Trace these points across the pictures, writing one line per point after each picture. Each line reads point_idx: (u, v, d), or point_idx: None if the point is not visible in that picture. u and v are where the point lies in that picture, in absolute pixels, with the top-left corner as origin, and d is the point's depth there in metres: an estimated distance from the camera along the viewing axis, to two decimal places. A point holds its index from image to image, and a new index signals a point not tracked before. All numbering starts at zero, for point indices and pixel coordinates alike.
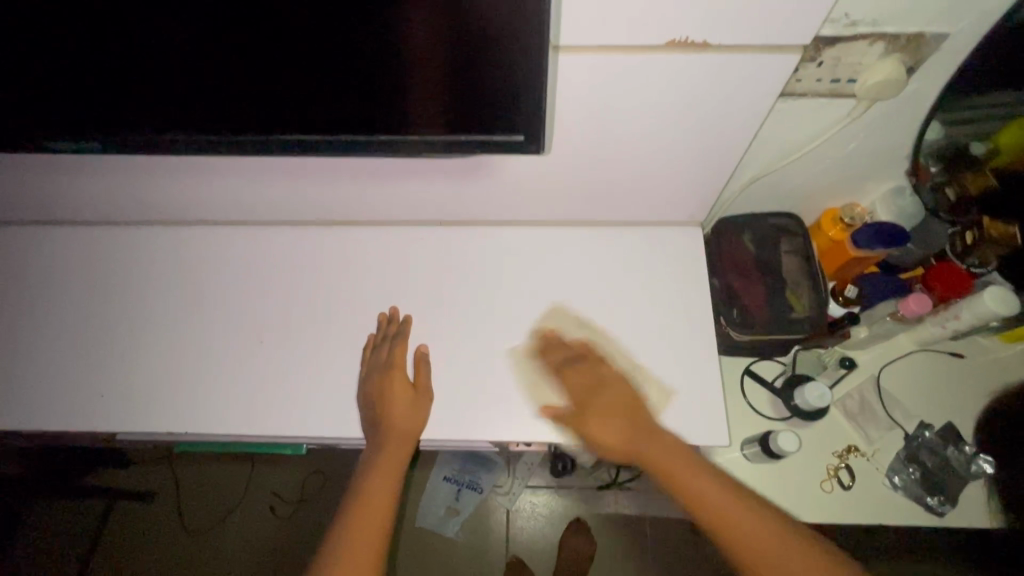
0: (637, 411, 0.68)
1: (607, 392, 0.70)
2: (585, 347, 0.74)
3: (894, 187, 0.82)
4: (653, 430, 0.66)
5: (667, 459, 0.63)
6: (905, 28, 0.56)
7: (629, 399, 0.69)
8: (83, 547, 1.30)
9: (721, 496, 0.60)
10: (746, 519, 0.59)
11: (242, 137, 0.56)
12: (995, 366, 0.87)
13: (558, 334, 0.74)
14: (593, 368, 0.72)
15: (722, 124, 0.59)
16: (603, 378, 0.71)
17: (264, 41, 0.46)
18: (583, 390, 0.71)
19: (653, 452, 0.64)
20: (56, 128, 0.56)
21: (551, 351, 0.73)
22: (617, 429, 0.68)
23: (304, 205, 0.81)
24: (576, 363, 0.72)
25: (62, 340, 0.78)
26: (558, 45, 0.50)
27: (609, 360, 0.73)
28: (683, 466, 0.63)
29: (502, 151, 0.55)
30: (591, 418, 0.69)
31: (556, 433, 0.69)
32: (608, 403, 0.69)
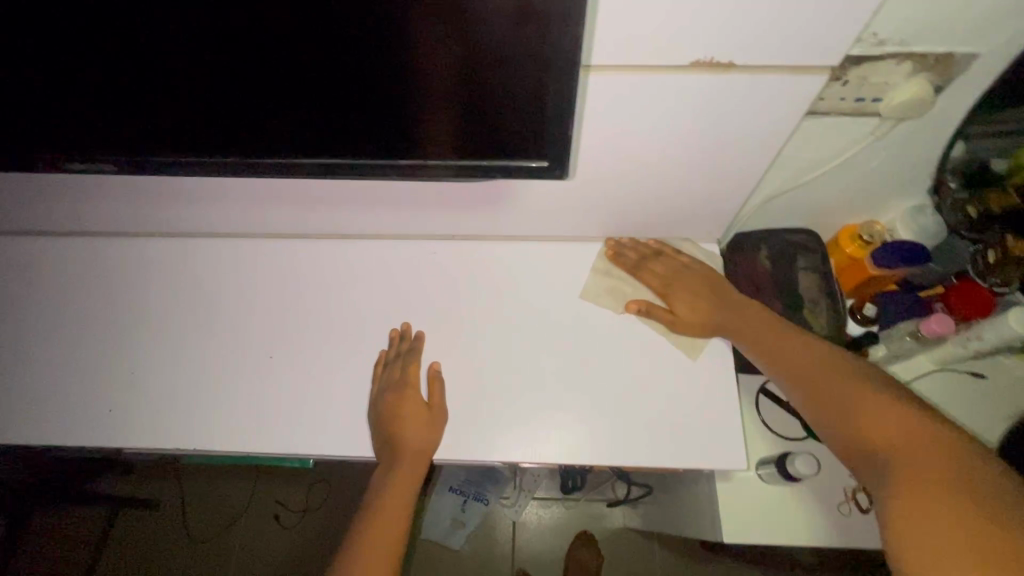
0: (716, 285, 0.74)
1: (688, 272, 0.76)
2: (660, 244, 0.79)
3: (915, 206, 0.82)
4: (735, 300, 0.72)
5: (745, 321, 0.70)
6: (933, 48, 0.55)
7: (711, 275, 0.75)
8: (88, 555, 1.30)
9: (788, 351, 0.66)
10: (807, 360, 0.64)
11: (256, 156, 0.55)
12: (1017, 387, 0.85)
13: (620, 242, 0.79)
14: (674, 257, 0.77)
15: (745, 144, 0.58)
16: (681, 265, 0.76)
17: (290, 63, 0.45)
18: (663, 279, 0.76)
19: (732, 316, 0.71)
20: (65, 144, 0.55)
21: (628, 256, 0.78)
22: (704, 300, 0.73)
23: (318, 221, 0.80)
24: (658, 259, 0.77)
25: (70, 352, 0.77)
26: (588, 65, 0.49)
27: (680, 253, 0.78)
28: (762, 327, 0.69)
29: (522, 171, 0.54)
30: (679, 298, 0.74)
31: (645, 323, 0.74)
32: (690, 281, 0.75)
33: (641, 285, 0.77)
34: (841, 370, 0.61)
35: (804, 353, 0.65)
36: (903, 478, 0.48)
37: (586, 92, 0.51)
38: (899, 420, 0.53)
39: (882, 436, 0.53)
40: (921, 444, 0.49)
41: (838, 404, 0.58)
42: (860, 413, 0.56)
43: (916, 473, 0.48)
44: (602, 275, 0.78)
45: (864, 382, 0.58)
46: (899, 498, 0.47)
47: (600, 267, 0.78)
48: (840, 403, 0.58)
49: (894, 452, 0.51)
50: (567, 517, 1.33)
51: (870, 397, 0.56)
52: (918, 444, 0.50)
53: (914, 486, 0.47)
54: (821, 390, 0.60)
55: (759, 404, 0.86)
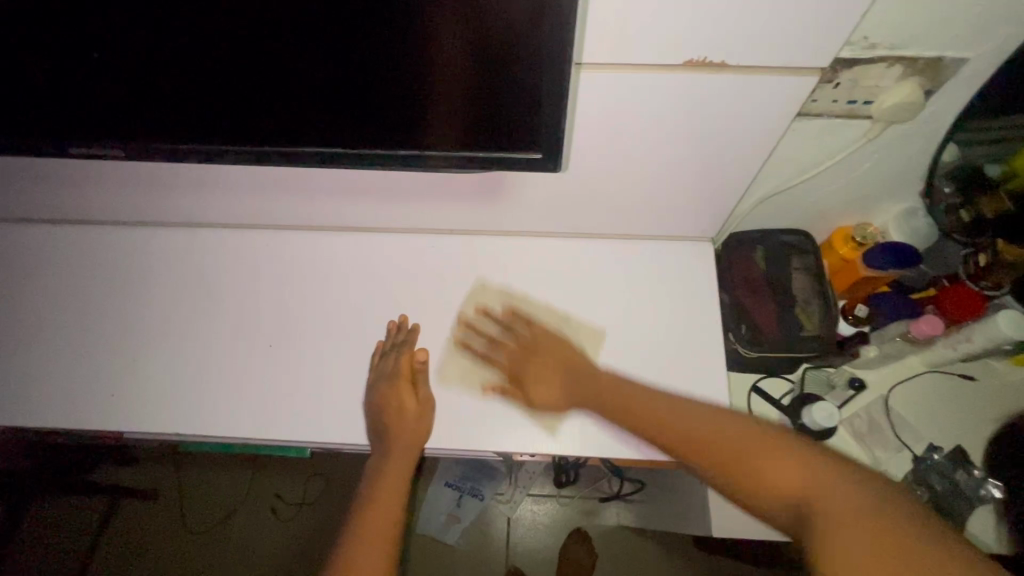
0: (568, 357, 0.72)
1: (537, 348, 0.73)
2: (510, 314, 0.77)
3: (908, 209, 0.83)
4: (585, 377, 0.69)
5: (609, 388, 0.65)
6: (923, 52, 0.56)
7: (561, 349, 0.72)
8: (86, 543, 1.31)
9: (676, 416, 0.56)
10: (691, 422, 0.54)
11: (260, 144, 0.56)
12: (1005, 389, 0.87)
13: (473, 312, 0.77)
14: (525, 330, 0.75)
15: (738, 143, 0.59)
16: (534, 338, 0.74)
17: (274, 50, 0.47)
18: (516, 358, 0.73)
19: (593, 388, 0.67)
20: (73, 133, 0.57)
21: (482, 329, 0.76)
22: (554, 381, 0.70)
23: (316, 213, 0.81)
24: (509, 337, 0.75)
25: (71, 339, 0.78)
26: (582, 62, 0.50)
27: (537, 322, 0.76)
28: (632, 395, 0.62)
29: (518, 167, 0.55)
30: (529, 377, 0.71)
31: (503, 404, 0.71)
32: (541, 359, 0.72)
33: (495, 358, 0.74)
34: (728, 425, 0.52)
35: (694, 412, 0.55)
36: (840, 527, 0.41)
37: (577, 90, 0.53)
38: (793, 467, 0.47)
39: (798, 493, 0.45)
40: (828, 495, 0.44)
41: (741, 464, 0.49)
42: (768, 466, 0.47)
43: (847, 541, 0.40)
44: (455, 353, 0.75)
45: (754, 436, 0.50)
46: (856, 561, 0.39)
47: (451, 343, 0.75)
48: (741, 463, 0.49)
49: (821, 508, 0.43)
50: (562, 515, 1.34)
51: (765, 446, 0.49)
52: (829, 493, 0.44)
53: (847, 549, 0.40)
54: (717, 452, 0.51)
55: (751, 403, 0.87)
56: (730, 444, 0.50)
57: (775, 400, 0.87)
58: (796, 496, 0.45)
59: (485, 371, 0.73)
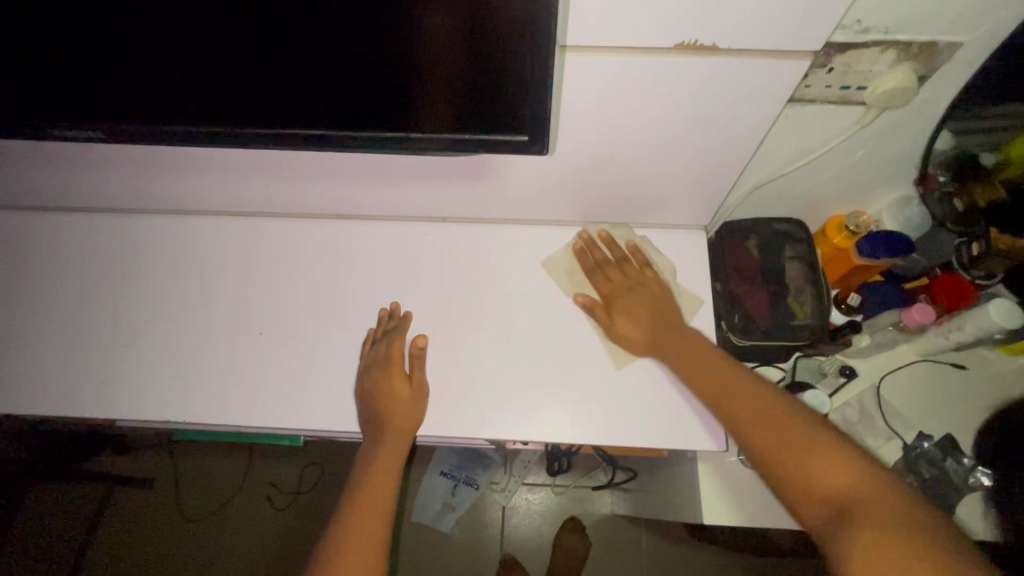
0: (665, 307, 0.73)
1: (643, 286, 0.75)
2: (631, 247, 0.79)
3: (901, 198, 0.84)
4: (674, 327, 0.71)
5: (684, 347, 0.68)
6: (916, 37, 0.55)
7: (659, 294, 0.74)
8: (82, 531, 1.32)
9: (726, 381, 0.63)
10: (754, 406, 0.60)
11: (243, 128, 0.56)
12: (996, 378, 0.88)
13: (594, 242, 0.80)
14: (635, 270, 0.77)
15: (730, 128, 0.59)
16: (638, 278, 0.76)
17: (257, 31, 0.46)
18: (617, 285, 0.76)
19: (675, 346, 0.69)
20: (54, 115, 0.56)
21: (601, 251, 0.79)
22: (646, 315, 0.73)
23: (307, 199, 0.80)
24: (618, 265, 0.77)
25: (62, 325, 0.78)
26: (566, 45, 0.49)
27: (649, 267, 0.77)
28: (706, 360, 0.66)
29: (506, 151, 0.55)
30: (621, 302, 0.74)
31: (587, 319, 0.75)
32: (642, 295, 0.74)
33: (593, 282, 0.77)
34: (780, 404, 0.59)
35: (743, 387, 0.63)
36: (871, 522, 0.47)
37: (563, 73, 0.52)
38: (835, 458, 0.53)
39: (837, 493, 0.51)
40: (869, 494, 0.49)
41: (790, 453, 0.55)
42: (809, 458, 0.54)
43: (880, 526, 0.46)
44: (575, 248, 0.79)
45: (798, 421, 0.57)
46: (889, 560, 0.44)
47: (569, 263, 0.79)
48: (791, 455, 0.54)
49: (856, 511, 0.49)
50: (556, 504, 1.34)
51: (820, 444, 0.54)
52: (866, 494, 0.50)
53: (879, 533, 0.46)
54: (772, 441, 0.56)
55: None
56: (777, 431, 0.57)
57: None
58: (832, 496, 0.51)
59: (587, 286, 0.77)
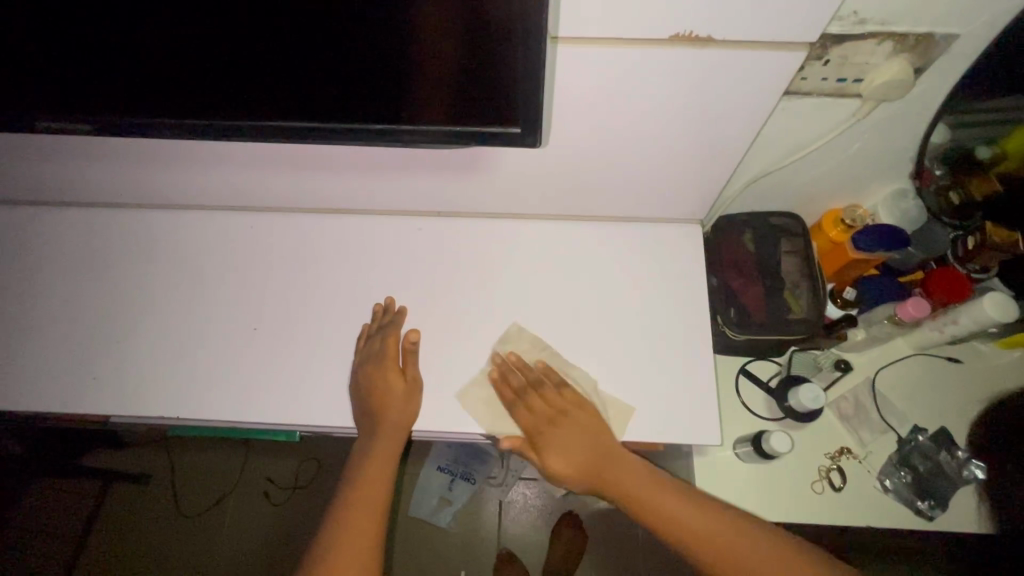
0: (596, 438, 0.69)
1: (568, 417, 0.70)
2: (545, 368, 0.71)
3: (896, 191, 0.83)
4: (603, 459, 0.69)
5: (624, 472, 0.69)
6: (913, 28, 0.55)
7: (586, 424, 0.69)
8: (78, 527, 1.31)
9: (670, 507, 0.67)
10: (691, 518, 0.66)
11: (235, 118, 0.55)
12: (991, 372, 0.88)
13: (502, 358, 0.72)
14: (555, 399, 0.70)
15: (725, 120, 0.58)
16: (562, 403, 0.70)
17: (247, 22, 0.45)
18: (539, 422, 0.70)
19: (618, 475, 0.69)
20: (42, 107, 0.55)
21: (515, 379, 0.71)
22: (578, 452, 0.70)
23: (301, 194, 0.80)
24: (538, 395, 0.70)
25: (53, 321, 0.77)
26: (558, 36, 0.49)
27: (568, 387, 0.71)
28: (642, 480, 0.69)
29: (498, 144, 0.54)
30: (550, 444, 0.69)
31: (520, 457, 0.71)
32: (569, 431, 0.69)
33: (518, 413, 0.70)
34: (722, 523, 0.66)
35: (685, 512, 0.67)
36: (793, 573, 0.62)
37: (555, 66, 0.52)
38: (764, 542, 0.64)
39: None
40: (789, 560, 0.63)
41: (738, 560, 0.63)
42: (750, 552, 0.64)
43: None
44: (490, 377, 0.70)
45: (734, 524, 0.66)
46: None
47: (489, 392, 0.71)
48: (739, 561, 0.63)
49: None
50: (553, 498, 1.35)
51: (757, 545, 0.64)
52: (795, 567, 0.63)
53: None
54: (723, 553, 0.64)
55: (738, 385, 0.88)
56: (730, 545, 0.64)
57: (761, 381, 0.88)
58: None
59: (507, 423, 0.70)
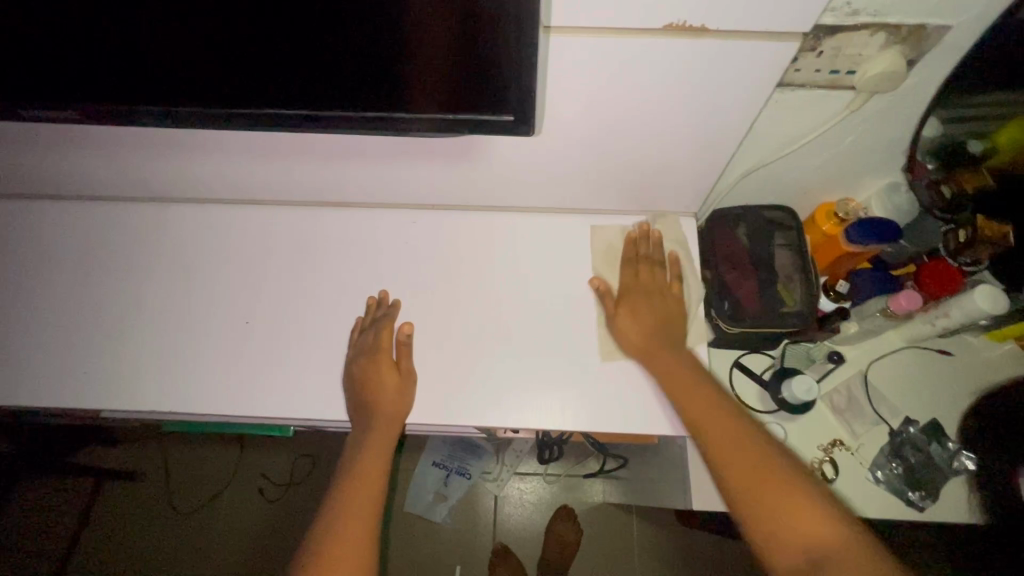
0: (672, 325, 0.73)
1: (666, 295, 0.75)
2: (672, 256, 0.78)
3: (889, 184, 0.83)
4: (676, 343, 0.71)
5: (687, 380, 0.67)
6: (906, 19, 0.55)
7: (671, 311, 0.74)
8: (71, 525, 1.30)
9: (697, 396, 0.65)
10: (735, 445, 0.61)
11: (224, 108, 0.54)
12: (982, 364, 0.88)
13: (626, 245, 0.79)
14: (661, 279, 0.76)
15: (719, 111, 0.58)
16: (659, 288, 0.75)
17: (234, 10, 0.45)
18: (634, 283, 0.75)
19: (678, 383, 0.66)
20: (27, 98, 0.54)
21: (642, 249, 0.78)
22: (648, 323, 0.72)
23: (294, 186, 0.79)
24: (655, 268, 0.77)
25: (43, 316, 0.77)
26: (550, 26, 0.49)
27: (675, 283, 0.76)
28: (702, 397, 0.65)
29: (492, 134, 0.54)
30: (633, 301, 0.74)
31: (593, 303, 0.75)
32: (656, 304, 0.74)
33: (618, 275, 0.77)
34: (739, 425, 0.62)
35: (710, 404, 0.64)
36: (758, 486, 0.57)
37: (548, 54, 0.51)
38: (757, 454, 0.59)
39: (807, 541, 0.53)
40: (768, 474, 0.58)
41: (721, 449, 0.61)
42: (738, 455, 0.60)
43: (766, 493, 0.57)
44: (626, 240, 0.79)
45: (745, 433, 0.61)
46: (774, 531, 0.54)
47: (608, 253, 0.78)
48: (762, 503, 0.56)
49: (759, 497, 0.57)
50: (548, 493, 1.35)
51: (791, 490, 0.56)
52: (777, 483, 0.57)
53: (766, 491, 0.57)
54: (752, 487, 0.57)
55: (733, 379, 0.88)
56: (725, 439, 0.61)
57: (755, 375, 0.88)
58: (802, 549, 0.53)
59: (607, 273, 0.77)
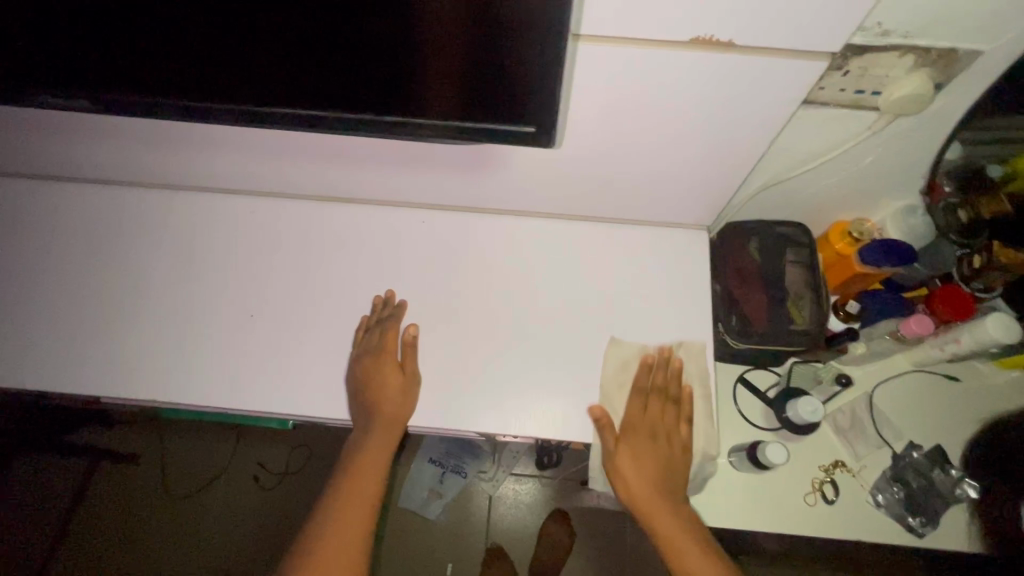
0: (669, 470, 0.72)
1: (671, 438, 0.73)
2: (690, 390, 0.72)
3: (906, 206, 0.82)
4: (673, 485, 0.72)
5: (673, 527, 0.70)
6: (936, 42, 0.54)
7: (675, 457, 0.73)
8: (65, 504, 1.31)
9: (685, 539, 0.70)
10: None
11: (237, 101, 0.53)
12: (990, 391, 0.88)
13: (638, 368, 0.72)
14: (670, 419, 0.73)
15: (739, 125, 0.57)
16: (665, 425, 0.73)
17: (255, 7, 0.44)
18: (637, 418, 0.71)
19: (675, 540, 0.70)
20: (41, 83, 0.54)
21: (659, 376, 0.72)
22: (645, 467, 0.71)
23: (304, 181, 0.78)
24: (667, 405, 0.73)
25: (46, 299, 0.76)
26: (579, 34, 0.48)
27: (684, 421, 0.73)
28: (681, 534, 0.70)
29: (511, 141, 0.53)
30: (635, 443, 0.71)
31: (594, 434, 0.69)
32: (656, 446, 0.72)
33: (625, 400, 0.72)
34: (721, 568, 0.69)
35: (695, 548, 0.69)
36: None
37: (575, 62, 0.50)
38: None
39: None
40: None
41: None
42: None
43: None
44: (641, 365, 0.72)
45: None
46: None
47: (624, 372, 0.72)
48: None
49: None
50: (543, 495, 1.35)
51: None
52: None
53: None
54: None
55: (736, 394, 0.88)
56: None
57: (760, 391, 0.87)
58: None
59: (610, 401, 0.71)
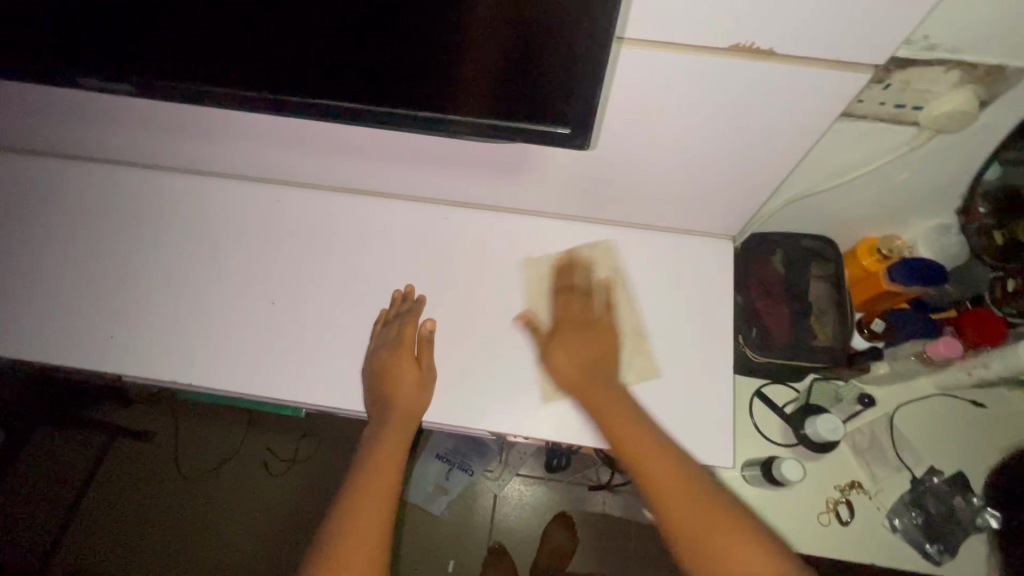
0: (602, 358, 0.71)
1: (597, 327, 0.73)
2: (607, 282, 0.76)
3: (940, 225, 0.81)
4: (608, 370, 0.70)
5: (613, 406, 0.65)
6: (985, 58, 0.52)
7: (604, 342, 0.72)
8: (81, 478, 1.33)
9: (625, 415, 0.64)
10: (656, 457, 0.61)
11: (273, 90, 0.54)
12: (1017, 420, 0.85)
13: (555, 276, 0.76)
14: (593, 311, 0.74)
15: (775, 137, 0.56)
16: (593, 319, 0.74)
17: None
18: (566, 316, 0.74)
19: (615, 419, 0.64)
20: (83, 64, 0.54)
21: (576, 276, 0.76)
22: (581, 358, 0.70)
23: (330, 174, 0.79)
24: (584, 299, 0.75)
25: (74, 276, 0.78)
26: (620, 37, 0.47)
27: (610, 311, 0.74)
28: (621, 412, 0.65)
29: (543, 141, 0.53)
30: (565, 335, 0.72)
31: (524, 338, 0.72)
32: (586, 337, 0.72)
33: (551, 305, 0.75)
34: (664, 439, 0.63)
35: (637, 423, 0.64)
36: (684, 512, 0.58)
37: (614, 65, 0.50)
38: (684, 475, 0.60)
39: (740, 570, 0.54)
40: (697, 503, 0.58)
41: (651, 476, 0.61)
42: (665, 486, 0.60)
43: (694, 523, 0.57)
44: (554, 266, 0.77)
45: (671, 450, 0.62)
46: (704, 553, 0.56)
47: (544, 276, 0.76)
48: (695, 540, 0.57)
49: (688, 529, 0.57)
50: (548, 498, 1.34)
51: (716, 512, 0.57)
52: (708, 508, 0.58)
53: (689, 524, 0.58)
54: (684, 520, 0.58)
55: (752, 408, 0.87)
56: (653, 461, 0.61)
57: (777, 406, 0.86)
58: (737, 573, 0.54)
59: (534, 305, 0.74)
